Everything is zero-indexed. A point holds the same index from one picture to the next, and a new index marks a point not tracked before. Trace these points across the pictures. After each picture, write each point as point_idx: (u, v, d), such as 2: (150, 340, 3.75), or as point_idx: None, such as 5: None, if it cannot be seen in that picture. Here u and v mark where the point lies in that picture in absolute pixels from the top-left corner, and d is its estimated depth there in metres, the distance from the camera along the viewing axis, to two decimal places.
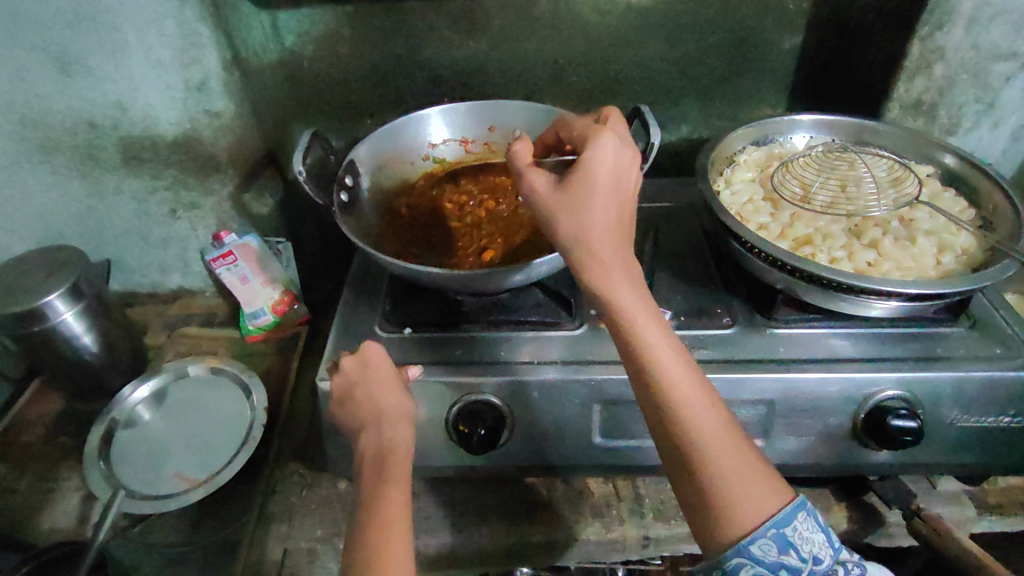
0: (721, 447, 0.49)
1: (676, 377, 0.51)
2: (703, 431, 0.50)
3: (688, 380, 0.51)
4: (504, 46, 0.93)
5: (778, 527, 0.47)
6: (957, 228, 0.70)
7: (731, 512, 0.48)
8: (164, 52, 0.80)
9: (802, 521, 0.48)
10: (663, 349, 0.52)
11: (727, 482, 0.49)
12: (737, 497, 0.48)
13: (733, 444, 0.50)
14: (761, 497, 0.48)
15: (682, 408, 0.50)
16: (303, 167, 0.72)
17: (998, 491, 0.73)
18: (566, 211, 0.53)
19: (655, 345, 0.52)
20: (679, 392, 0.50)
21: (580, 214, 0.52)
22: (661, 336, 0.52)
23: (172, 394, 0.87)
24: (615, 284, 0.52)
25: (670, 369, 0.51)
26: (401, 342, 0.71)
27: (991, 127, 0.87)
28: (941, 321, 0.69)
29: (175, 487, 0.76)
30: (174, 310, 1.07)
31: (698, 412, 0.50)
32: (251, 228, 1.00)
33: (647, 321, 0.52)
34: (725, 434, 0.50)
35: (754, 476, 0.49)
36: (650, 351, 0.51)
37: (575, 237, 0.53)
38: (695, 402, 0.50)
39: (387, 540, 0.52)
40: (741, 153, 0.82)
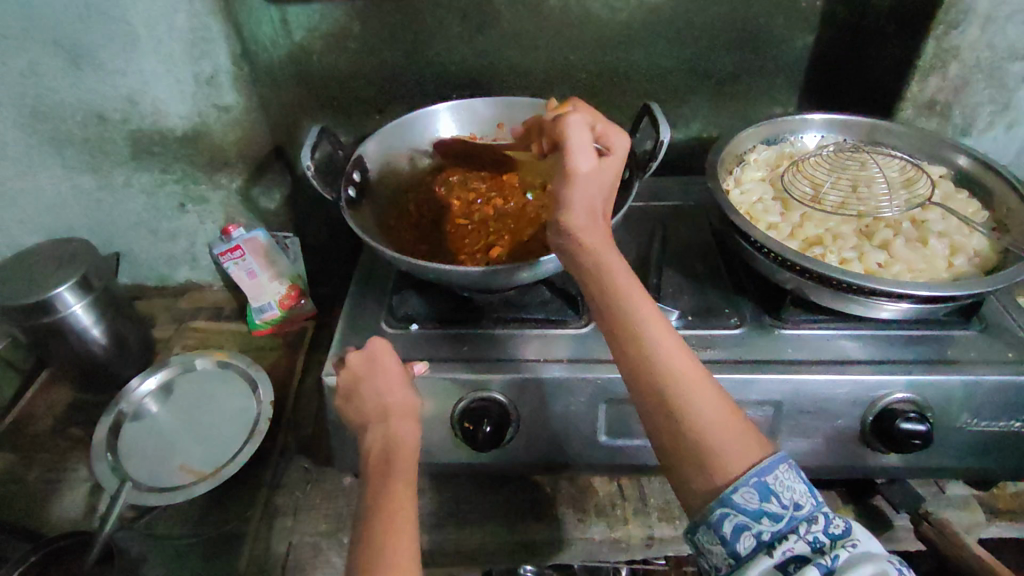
0: (701, 397, 0.50)
1: (653, 333, 0.53)
2: (682, 381, 0.51)
3: (667, 334, 0.53)
4: (514, 43, 0.92)
5: (760, 477, 0.47)
6: (970, 230, 0.69)
7: (714, 461, 0.49)
8: (174, 45, 0.80)
9: (784, 472, 0.48)
10: (643, 307, 0.54)
11: (706, 430, 0.49)
12: (720, 444, 0.49)
13: (713, 395, 0.51)
14: (743, 447, 0.49)
15: (661, 361, 0.52)
16: (311, 162, 0.72)
17: (1008, 497, 0.72)
18: (588, 175, 0.57)
19: (635, 303, 0.55)
20: (658, 345, 0.52)
21: (595, 180, 0.58)
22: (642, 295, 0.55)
23: (180, 387, 0.87)
24: (601, 245, 0.57)
25: (650, 321, 0.54)
26: (408, 338, 0.71)
27: (1006, 128, 0.86)
28: (952, 324, 0.69)
29: (180, 479, 0.77)
30: (182, 304, 1.07)
31: (676, 364, 0.52)
32: (259, 222, 1.00)
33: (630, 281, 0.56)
34: (705, 386, 0.51)
35: (736, 426, 0.50)
36: (630, 308, 0.54)
37: (584, 200, 0.58)
38: (674, 355, 0.52)
39: (391, 533, 0.52)
40: (752, 153, 0.81)
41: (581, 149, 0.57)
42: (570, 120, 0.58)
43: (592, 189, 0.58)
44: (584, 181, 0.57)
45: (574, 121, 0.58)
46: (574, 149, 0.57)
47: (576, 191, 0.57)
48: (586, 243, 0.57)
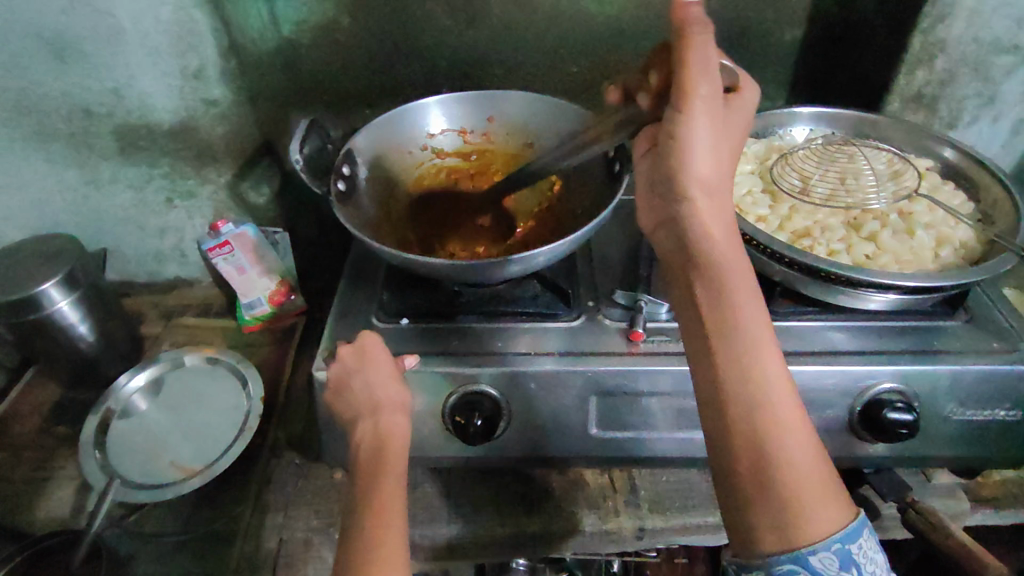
0: (803, 448, 0.46)
1: (766, 361, 0.48)
2: (785, 422, 0.47)
3: (779, 364, 0.49)
4: (504, 36, 0.92)
5: (844, 542, 0.44)
6: (956, 221, 0.70)
7: (799, 514, 0.45)
8: (161, 38, 0.80)
9: (866, 540, 0.45)
10: (759, 330, 0.49)
11: (803, 486, 0.45)
12: (812, 499, 0.45)
13: (812, 449, 0.47)
14: (832, 507, 0.45)
15: (768, 394, 0.47)
16: (299, 155, 0.73)
17: (993, 484, 0.73)
18: (711, 122, 0.51)
19: (752, 323, 0.49)
20: (770, 380, 0.48)
21: (717, 133, 0.51)
22: (760, 316, 0.50)
23: (169, 383, 0.87)
24: (721, 235, 0.52)
25: (763, 351, 0.48)
26: (398, 333, 0.71)
27: (991, 122, 0.88)
28: (938, 315, 0.69)
29: (172, 475, 0.76)
30: (171, 300, 1.06)
31: (784, 405, 0.47)
32: (247, 218, 0.99)
33: (748, 293, 0.50)
34: (807, 433, 0.47)
35: (826, 479, 0.46)
36: (746, 331, 0.49)
37: (705, 158, 0.52)
38: (784, 397, 0.48)
39: (384, 529, 0.52)
40: (741, 146, 0.82)
41: (705, 73, 0.49)
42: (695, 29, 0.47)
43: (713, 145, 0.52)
44: (705, 119, 0.50)
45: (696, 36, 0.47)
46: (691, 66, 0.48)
47: (698, 138, 0.51)
48: (704, 218, 0.52)
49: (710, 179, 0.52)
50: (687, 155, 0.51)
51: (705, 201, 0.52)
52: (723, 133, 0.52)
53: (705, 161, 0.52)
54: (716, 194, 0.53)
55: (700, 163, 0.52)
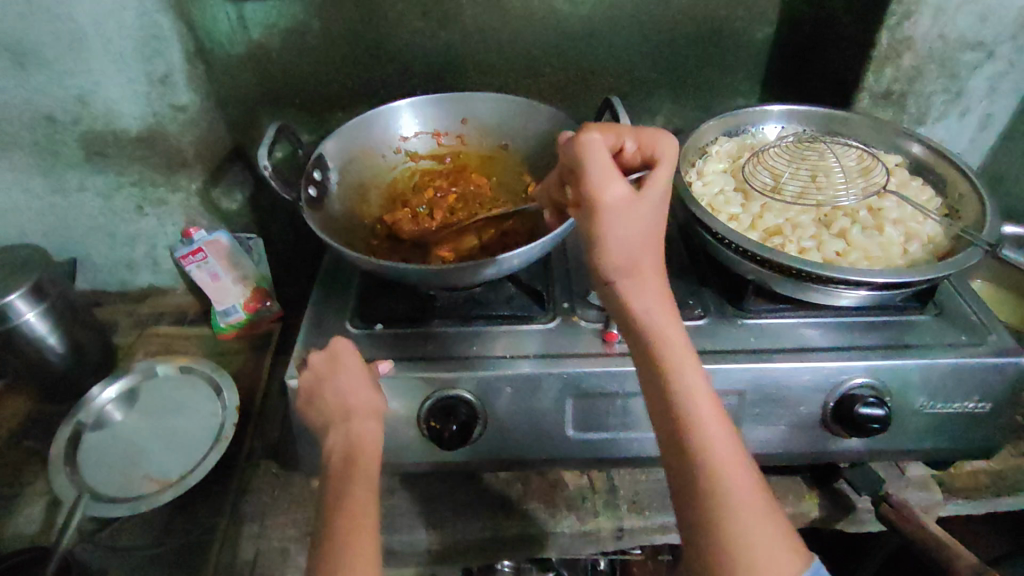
0: (749, 506, 0.47)
1: (707, 425, 0.49)
2: (732, 489, 0.48)
3: (722, 432, 0.50)
4: (476, 38, 0.91)
5: None
6: (924, 217, 0.71)
7: (754, 573, 0.46)
8: (124, 43, 0.79)
9: None
10: (698, 395, 0.50)
11: (754, 545, 0.46)
12: (762, 557, 0.46)
13: (761, 509, 0.48)
14: (783, 560, 0.47)
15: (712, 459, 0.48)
16: (267, 161, 0.72)
17: (964, 475, 0.74)
18: (623, 215, 0.50)
19: (690, 388, 0.50)
20: (714, 447, 0.49)
21: (639, 214, 0.50)
22: (698, 377, 0.51)
23: (142, 394, 0.85)
24: (653, 309, 0.52)
25: (705, 420, 0.50)
26: (372, 338, 0.71)
27: (959, 117, 0.89)
28: (908, 309, 0.70)
29: (144, 488, 0.75)
30: (145, 308, 1.04)
31: (731, 471, 0.48)
32: (220, 224, 0.98)
33: (685, 360, 0.51)
34: (754, 494, 0.48)
35: (775, 533, 0.48)
36: (688, 402, 0.50)
37: (626, 243, 0.51)
38: (730, 464, 0.49)
39: (356, 539, 0.51)
40: (713, 144, 0.82)
41: (605, 174, 0.50)
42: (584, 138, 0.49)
43: (632, 228, 0.50)
44: (615, 213, 0.50)
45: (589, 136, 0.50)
46: (593, 174, 0.49)
47: (612, 227, 0.50)
48: (632, 299, 0.53)
49: (634, 256, 0.51)
50: (603, 242, 0.50)
51: (629, 282, 0.52)
52: (647, 210, 0.50)
53: (622, 246, 0.51)
54: (640, 272, 0.53)
55: (620, 244, 0.50)
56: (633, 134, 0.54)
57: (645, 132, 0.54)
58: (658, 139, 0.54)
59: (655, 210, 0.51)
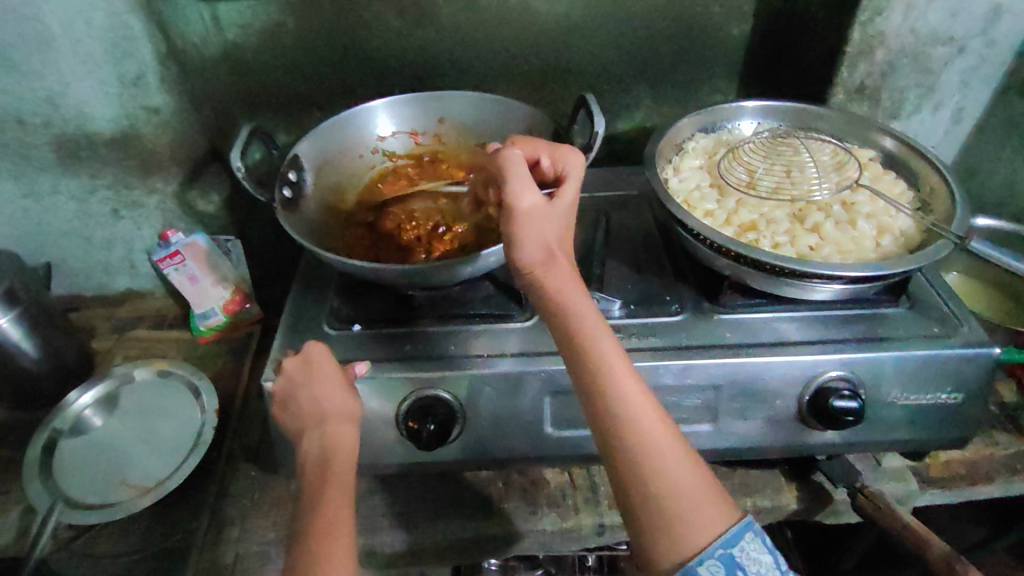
0: (674, 468, 0.50)
1: (629, 395, 0.51)
2: (656, 452, 0.50)
3: (644, 398, 0.52)
4: (453, 36, 0.91)
5: (725, 546, 0.48)
6: (897, 211, 0.72)
7: (679, 530, 0.48)
8: (94, 45, 0.78)
9: (749, 542, 0.49)
10: (617, 365, 0.52)
11: (678, 502, 0.49)
12: (688, 512, 0.49)
13: (686, 469, 0.50)
14: (711, 517, 0.49)
15: (634, 428, 0.51)
16: (241, 162, 0.71)
17: (940, 466, 0.75)
18: (540, 216, 0.54)
19: (608, 361, 0.52)
20: (637, 416, 0.51)
21: (553, 218, 0.55)
22: (614, 348, 0.53)
23: (119, 400, 0.84)
24: (568, 288, 0.55)
25: (626, 387, 0.52)
26: (350, 339, 0.70)
27: (933, 111, 0.90)
28: (883, 302, 0.71)
29: (122, 495, 0.74)
30: (123, 313, 1.03)
31: (653, 436, 0.51)
32: (198, 227, 0.97)
33: (604, 337, 0.53)
34: (679, 456, 0.51)
35: (703, 491, 0.50)
36: (608, 375, 0.52)
37: (540, 236, 0.54)
38: (651, 427, 0.51)
39: (330, 543, 0.51)
40: (689, 141, 0.82)
41: (521, 185, 0.53)
42: (506, 153, 0.54)
43: (543, 225, 0.54)
44: (531, 218, 0.53)
45: (508, 152, 0.54)
46: (511, 184, 0.53)
47: (529, 228, 0.53)
48: (547, 283, 0.55)
49: (549, 246, 0.55)
50: (519, 242, 0.54)
51: (542, 268, 0.55)
52: (560, 211, 0.56)
53: (536, 242, 0.54)
54: (552, 255, 0.55)
55: (535, 243, 0.54)
56: (548, 152, 0.59)
57: (558, 150, 0.59)
58: (569, 156, 0.59)
59: (562, 208, 0.56)
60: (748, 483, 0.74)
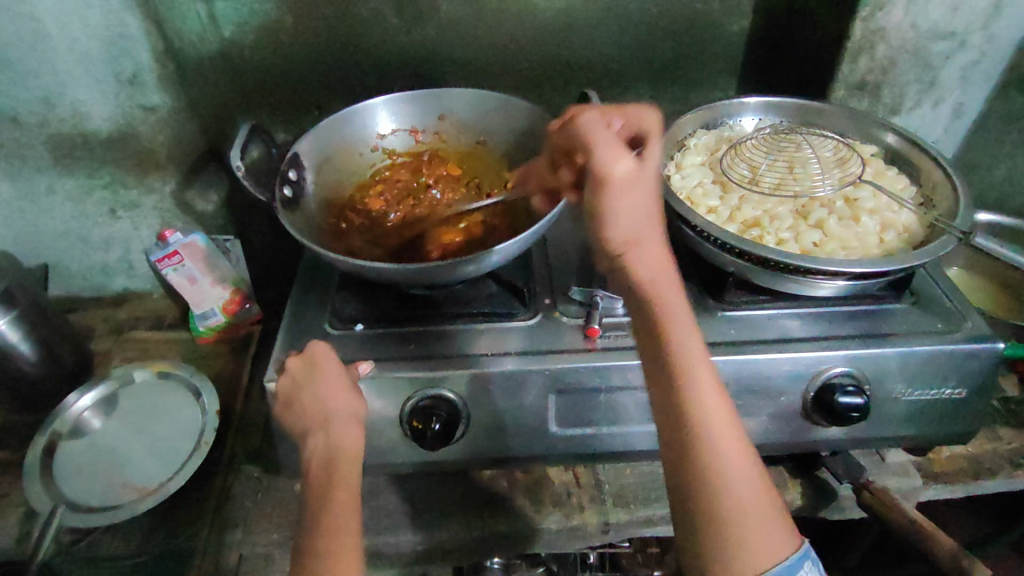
0: (746, 485, 0.49)
1: (710, 403, 0.51)
2: (729, 462, 0.49)
3: (725, 405, 0.51)
4: (452, 33, 0.90)
5: (786, 573, 0.48)
6: (900, 206, 0.71)
7: (742, 551, 0.48)
8: (90, 43, 0.77)
9: (808, 570, 0.50)
10: (701, 368, 0.52)
11: (744, 518, 0.49)
12: (751, 536, 0.49)
13: (757, 486, 0.50)
14: (775, 540, 0.49)
15: (710, 436, 0.50)
16: (240, 161, 0.71)
17: (943, 461, 0.75)
18: (631, 191, 0.52)
19: (693, 361, 0.52)
20: (716, 423, 0.50)
21: (644, 189, 0.53)
22: (697, 347, 0.52)
23: (119, 402, 0.83)
24: (657, 276, 0.53)
25: (704, 388, 0.51)
26: (351, 339, 0.70)
27: (933, 106, 0.90)
28: (886, 298, 0.71)
29: (123, 497, 0.74)
30: (120, 313, 1.02)
31: (727, 443, 0.50)
32: (196, 227, 0.96)
33: (688, 333, 0.52)
34: (752, 470, 0.50)
35: (771, 515, 0.50)
36: (690, 374, 0.51)
37: (632, 217, 0.53)
38: (726, 435, 0.50)
39: (336, 544, 0.51)
40: (691, 137, 0.82)
41: (609, 151, 0.53)
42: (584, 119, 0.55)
43: (638, 200, 0.53)
44: (623, 187, 0.52)
45: (588, 119, 0.56)
46: (599, 150, 0.53)
47: (619, 203, 0.52)
48: (636, 267, 0.53)
49: (635, 231, 0.53)
50: (608, 214, 0.52)
51: (634, 253, 0.53)
52: (648, 183, 0.53)
53: (628, 218, 0.53)
54: (644, 243, 0.53)
55: (627, 224, 0.53)
56: (618, 112, 0.60)
57: (630, 109, 0.60)
58: (644, 114, 0.59)
59: (652, 180, 0.54)
60: None
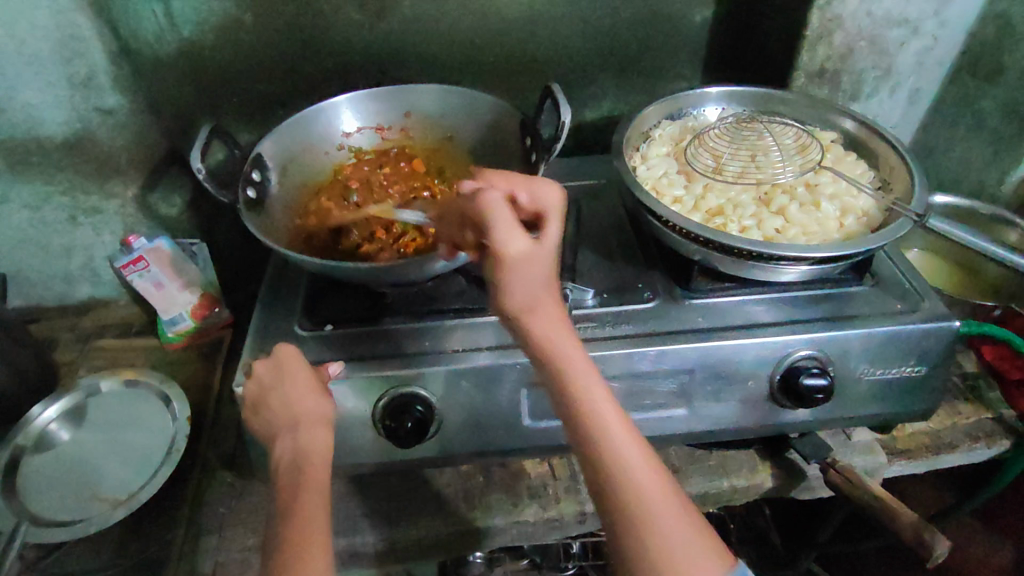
0: (679, 543, 0.48)
1: (636, 467, 0.49)
2: (659, 521, 0.48)
3: (648, 467, 0.50)
4: (416, 29, 0.90)
5: None
6: (858, 191, 0.73)
7: None
8: (40, 45, 0.76)
9: None
10: (619, 431, 0.50)
11: (684, 570, 0.47)
12: None
13: (693, 538, 0.48)
14: None
15: (641, 500, 0.48)
16: (201, 163, 0.69)
17: (907, 437, 0.77)
18: (523, 264, 0.50)
19: (609, 427, 0.50)
20: (638, 482, 0.49)
21: (537, 261, 0.51)
22: (611, 409, 0.51)
23: (86, 413, 0.82)
24: (562, 341, 0.52)
25: (624, 453, 0.49)
26: (322, 340, 0.69)
27: (890, 92, 0.92)
28: (847, 281, 0.72)
29: (93, 509, 0.72)
30: (85, 322, 1.00)
31: (653, 498, 0.49)
32: (161, 231, 0.94)
33: (599, 397, 0.51)
34: (686, 523, 0.49)
35: (711, 560, 0.48)
36: (605, 437, 0.50)
37: (525, 286, 0.51)
38: (652, 494, 0.49)
39: (302, 546, 0.51)
40: (655, 129, 0.83)
41: (503, 228, 0.50)
42: (485, 195, 0.51)
43: (527, 270, 0.50)
44: (515, 262, 0.50)
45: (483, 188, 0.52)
46: (494, 229, 0.50)
47: (510, 277, 0.50)
48: (536, 334, 0.52)
49: (534, 295, 0.51)
50: (503, 286, 0.51)
51: (534, 322, 0.52)
52: (546, 258, 0.51)
53: (522, 288, 0.51)
54: (543, 309, 0.52)
55: (522, 292, 0.51)
56: (523, 184, 0.54)
57: (534, 182, 0.54)
58: (549, 185, 0.54)
59: (549, 253, 0.51)
60: (724, 464, 0.75)
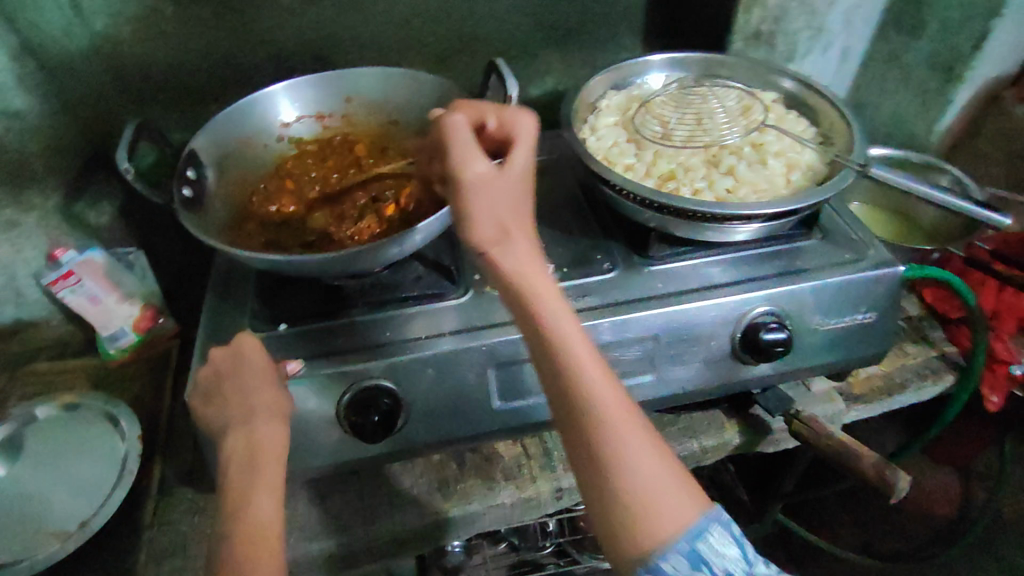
0: (640, 464, 0.48)
1: (598, 385, 0.49)
2: (621, 440, 0.48)
3: (616, 392, 0.50)
4: (350, 11, 0.86)
5: (693, 541, 0.47)
6: (802, 146, 0.75)
7: (644, 526, 0.47)
8: None
9: (717, 536, 0.48)
10: (583, 350, 0.50)
11: (642, 489, 0.48)
12: (654, 506, 0.48)
13: (654, 459, 0.49)
14: (682, 510, 0.48)
15: (606, 419, 0.48)
16: (128, 163, 0.65)
17: (862, 382, 0.81)
18: (485, 186, 0.50)
19: (576, 351, 0.50)
20: (603, 404, 0.49)
21: (498, 183, 0.50)
22: (578, 333, 0.50)
23: (24, 442, 0.77)
24: (525, 268, 0.51)
25: (590, 376, 0.49)
26: (277, 340, 0.66)
27: (823, 50, 0.96)
28: (797, 236, 0.74)
29: (40, 544, 0.68)
30: (13, 348, 0.91)
31: (615, 417, 0.49)
32: (89, 242, 0.88)
33: (568, 323, 0.50)
34: (648, 445, 0.49)
35: (672, 485, 0.48)
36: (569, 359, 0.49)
37: (486, 211, 0.51)
38: (618, 415, 0.49)
39: (252, 549, 0.50)
40: (602, 99, 0.83)
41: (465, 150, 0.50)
42: (449, 118, 0.50)
43: (491, 194, 0.50)
44: (477, 184, 0.50)
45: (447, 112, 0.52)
46: (453, 151, 0.50)
47: (474, 201, 0.50)
48: (499, 260, 0.51)
49: (495, 216, 0.51)
50: (468, 212, 0.50)
51: (497, 246, 0.51)
52: (507, 181, 0.51)
53: (483, 212, 0.50)
54: (509, 235, 0.52)
55: (483, 216, 0.50)
56: (493, 111, 0.57)
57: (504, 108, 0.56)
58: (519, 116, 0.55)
59: (512, 176, 0.51)
60: (692, 426, 0.76)
